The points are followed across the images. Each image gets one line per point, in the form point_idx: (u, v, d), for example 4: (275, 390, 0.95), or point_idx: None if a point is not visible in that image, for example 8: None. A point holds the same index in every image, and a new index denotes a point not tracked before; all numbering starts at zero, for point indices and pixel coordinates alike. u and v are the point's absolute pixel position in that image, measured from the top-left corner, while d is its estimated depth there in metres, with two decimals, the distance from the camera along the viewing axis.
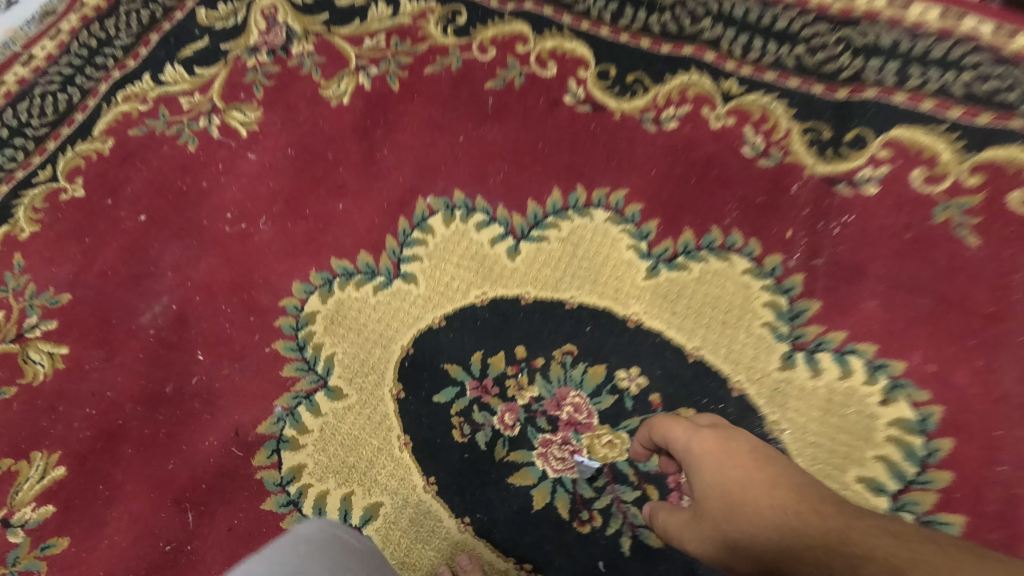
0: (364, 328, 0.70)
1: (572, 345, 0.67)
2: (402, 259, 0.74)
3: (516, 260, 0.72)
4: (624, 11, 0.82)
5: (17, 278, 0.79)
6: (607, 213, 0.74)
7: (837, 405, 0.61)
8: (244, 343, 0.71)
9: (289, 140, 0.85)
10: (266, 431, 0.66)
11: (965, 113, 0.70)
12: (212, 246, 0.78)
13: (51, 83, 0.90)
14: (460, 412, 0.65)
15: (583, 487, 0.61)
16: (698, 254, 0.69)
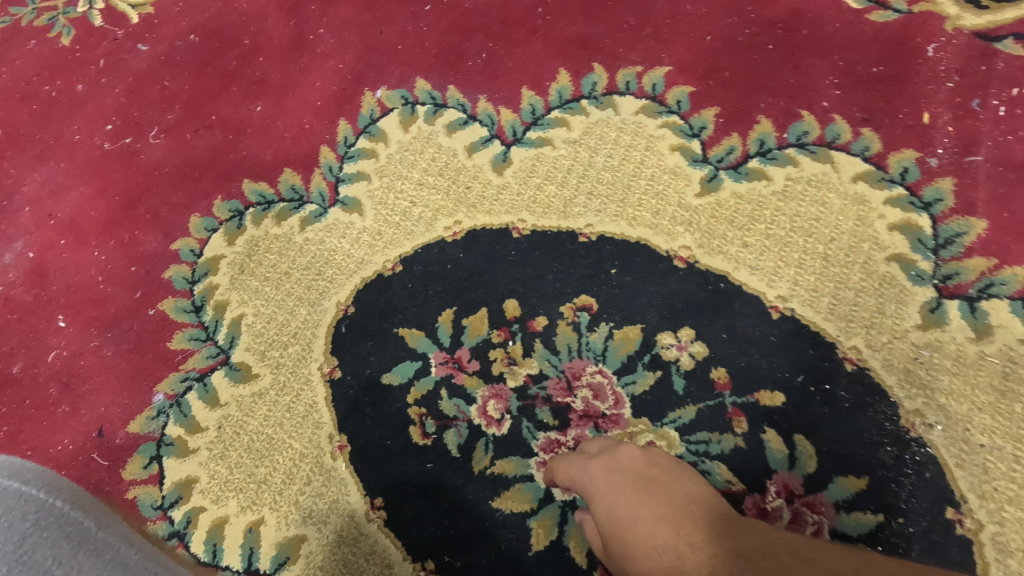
0: (283, 278, 0.48)
1: (590, 297, 0.44)
2: (341, 179, 0.51)
3: (504, 174, 0.49)
4: None
5: None
6: (638, 101, 0.50)
7: (1019, 383, 0.38)
8: (120, 303, 0.50)
9: (191, 23, 0.61)
10: (142, 430, 0.45)
11: None
12: (84, 171, 0.56)
13: None
14: (420, 402, 0.43)
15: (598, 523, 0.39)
16: (780, 156, 0.45)
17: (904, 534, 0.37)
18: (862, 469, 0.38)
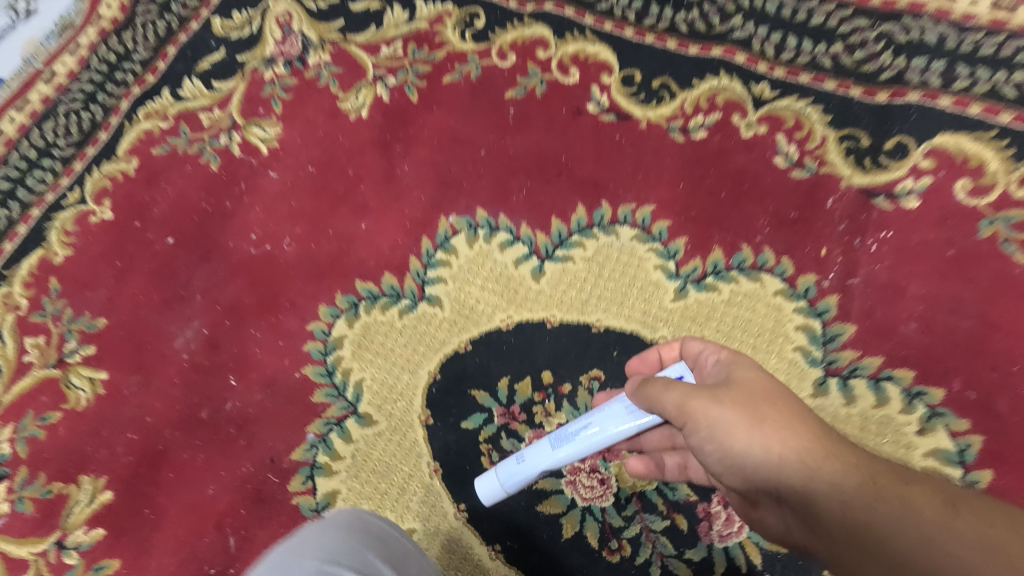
0: (391, 353, 0.71)
1: (600, 370, 0.67)
2: (426, 281, 0.74)
3: (541, 281, 0.71)
4: (649, 9, 0.83)
5: (55, 303, 0.81)
6: (633, 230, 0.72)
7: (871, 432, 0.60)
8: (273, 367, 0.72)
9: (309, 156, 0.84)
10: (299, 458, 0.68)
11: (1013, 118, 0.67)
12: (237, 268, 0.79)
13: (77, 102, 0.94)
14: (488, 439, 0.66)
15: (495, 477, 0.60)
16: (728, 275, 0.68)
17: None
18: None
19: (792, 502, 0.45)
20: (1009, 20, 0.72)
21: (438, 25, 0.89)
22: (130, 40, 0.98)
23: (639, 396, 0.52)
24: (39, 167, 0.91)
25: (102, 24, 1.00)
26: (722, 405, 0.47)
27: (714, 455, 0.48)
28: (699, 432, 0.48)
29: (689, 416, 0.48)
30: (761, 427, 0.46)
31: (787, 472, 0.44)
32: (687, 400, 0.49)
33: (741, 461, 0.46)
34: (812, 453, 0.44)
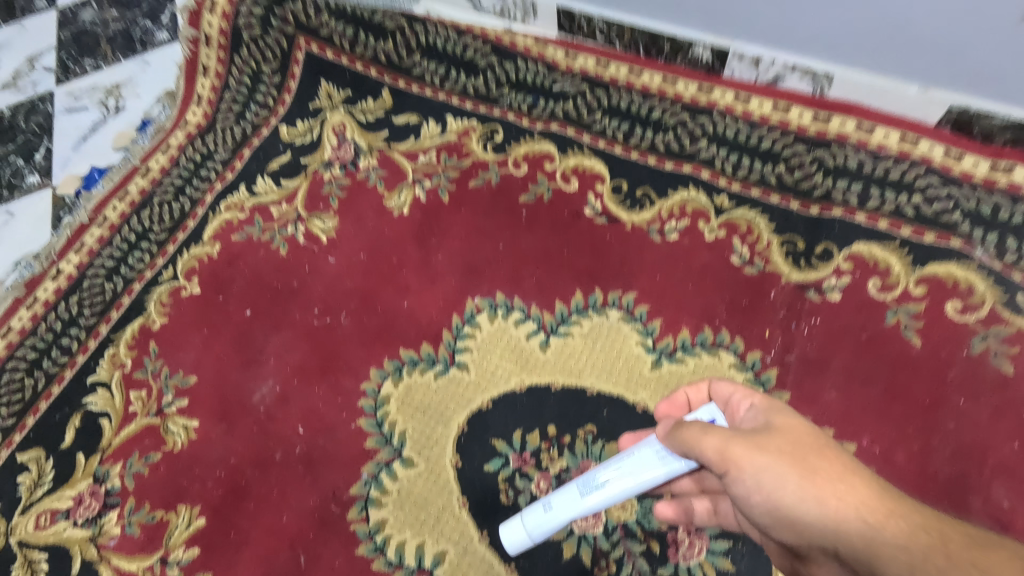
0: (428, 408, 0.89)
1: (593, 425, 0.85)
2: (456, 349, 0.93)
3: (547, 352, 0.90)
4: (634, 131, 1.06)
5: (153, 363, 1.00)
6: (620, 312, 0.92)
7: None
8: (333, 418, 0.91)
9: (361, 245, 1.05)
10: (355, 492, 0.86)
11: (911, 232, 0.89)
12: (303, 336, 0.98)
13: (169, 194, 1.16)
14: (505, 479, 0.84)
15: (522, 527, 0.72)
16: (693, 350, 0.87)
17: (741, 549, 0.77)
18: None
19: (852, 560, 0.52)
20: (912, 151, 0.95)
21: (465, 137, 1.11)
22: (212, 143, 1.20)
23: (673, 439, 0.61)
24: (137, 249, 1.11)
25: (189, 129, 1.22)
26: (769, 455, 0.56)
27: (763, 506, 0.56)
28: (749, 482, 0.56)
29: (734, 462, 0.57)
30: (810, 480, 0.54)
31: (841, 526, 0.52)
32: (729, 448, 0.57)
33: (792, 512, 0.54)
34: (869, 509, 0.51)
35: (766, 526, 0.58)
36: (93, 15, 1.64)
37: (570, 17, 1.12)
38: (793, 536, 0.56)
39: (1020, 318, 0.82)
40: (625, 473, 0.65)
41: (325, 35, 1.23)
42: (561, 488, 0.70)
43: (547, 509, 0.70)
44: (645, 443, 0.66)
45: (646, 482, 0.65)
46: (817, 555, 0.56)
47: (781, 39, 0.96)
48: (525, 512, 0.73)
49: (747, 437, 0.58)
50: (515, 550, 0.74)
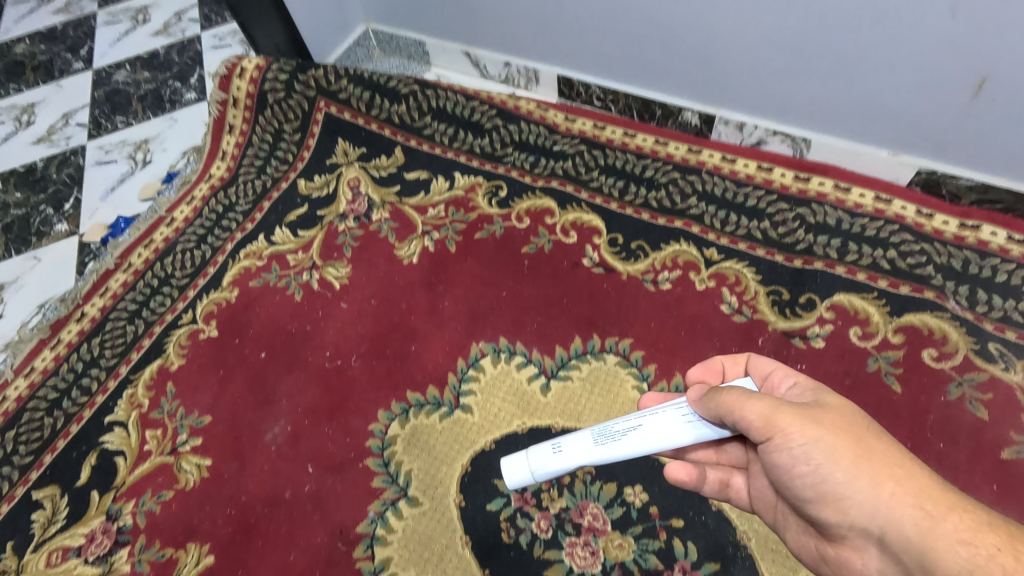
0: (433, 448, 0.93)
1: (591, 466, 0.89)
2: (461, 392, 0.97)
3: (548, 395, 0.95)
4: (629, 188, 1.14)
5: (170, 403, 1.04)
6: (617, 357, 0.97)
7: None
8: (342, 457, 0.95)
9: (372, 291, 1.11)
10: (362, 530, 0.88)
11: (887, 284, 0.95)
12: (315, 378, 1.03)
13: (192, 242, 1.23)
14: (507, 518, 0.87)
15: (525, 463, 0.71)
16: None
17: None
18: (719, 558, 0.81)
19: (899, 547, 0.51)
20: (886, 209, 1.02)
21: (471, 193, 1.19)
22: (234, 195, 1.28)
23: (707, 402, 0.61)
24: (159, 294, 1.17)
25: (213, 182, 1.31)
26: (823, 428, 0.55)
27: (810, 478, 0.56)
28: (797, 452, 0.56)
29: (779, 430, 0.56)
30: (866, 461, 0.54)
31: (895, 512, 0.51)
32: (775, 415, 0.57)
33: (839, 489, 0.54)
34: (929, 500, 0.51)
35: (805, 499, 0.57)
36: (127, 76, 1.77)
37: (570, 83, 1.34)
38: (833, 515, 0.55)
39: (992, 365, 0.87)
40: (645, 432, 0.64)
41: (342, 97, 1.34)
42: (574, 432, 0.69)
43: (555, 451, 0.69)
44: (671, 405, 0.65)
45: (668, 444, 0.63)
46: (855, 539, 0.55)
47: (764, 108, 1.11)
48: (531, 449, 0.71)
49: (800, 410, 0.57)
50: (512, 484, 0.72)
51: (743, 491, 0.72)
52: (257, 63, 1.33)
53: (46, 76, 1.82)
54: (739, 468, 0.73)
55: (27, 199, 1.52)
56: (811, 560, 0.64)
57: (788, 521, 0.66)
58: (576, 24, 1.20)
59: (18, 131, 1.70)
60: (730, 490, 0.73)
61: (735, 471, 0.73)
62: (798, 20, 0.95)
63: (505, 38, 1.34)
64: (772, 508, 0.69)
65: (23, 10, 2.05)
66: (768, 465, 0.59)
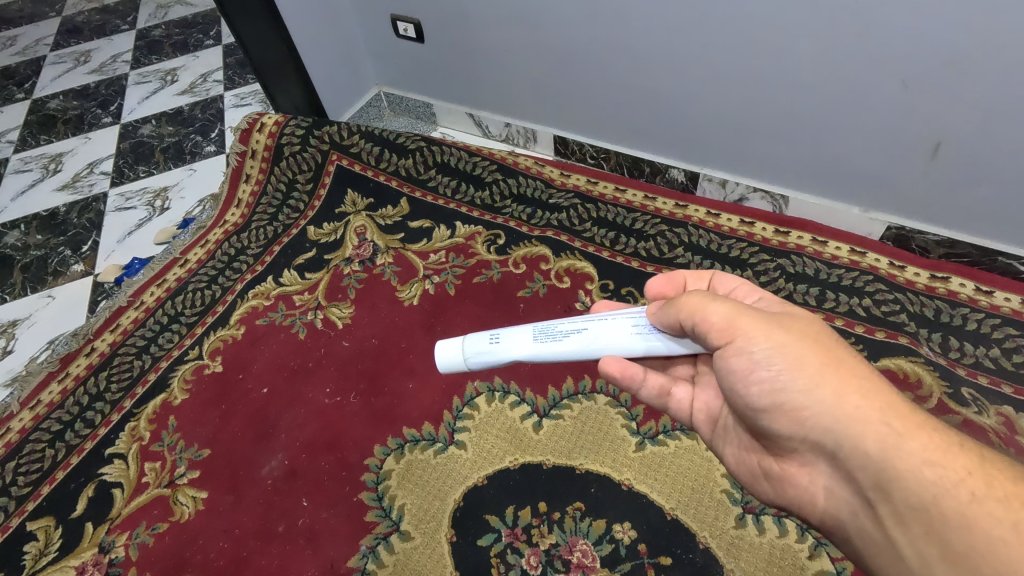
0: (427, 484, 0.95)
1: (581, 502, 0.91)
2: (456, 428, 1.00)
3: (540, 433, 0.98)
4: (619, 239, 1.21)
5: (170, 436, 1.07)
6: (607, 397, 1.00)
7: (776, 557, 0.83)
8: (337, 491, 0.96)
9: (373, 331, 1.15)
10: (354, 563, 0.89)
11: (863, 330, 1.00)
12: (315, 413, 1.06)
13: (203, 282, 1.28)
14: (497, 553, 0.88)
15: (458, 349, 0.71)
16: (673, 434, 0.95)
17: None
18: None
19: (855, 464, 0.53)
20: (861, 260, 1.09)
21: (471, 241, 1.26)
22: (246, 240, 1.35)
23: (667, 311, 0.63)
24: (168, 330, 1.22)
25: (227, 227, 1.38)
26: (789, 334, 0.58)
27: (768, 383, 0.58)
28: (758, 355, 0.58)
29: (741, 332, 0.59)
30: (831, 370, 0.55)
31: (859, 426, 0.52)
32: (736, 317, 0.60)
33: (798, 399, 0.56)
34: (897, 418, 0.51)
35: (759, 408, 0.60)
36: (152, 129, 1.89)
37: (566, 143, 1.45)
38: (789, 425, 0.57)
39: (965, 409, 0.91)
40: (588, 335, 0.67)
41: (354, 151, 1.44)
42: (515, 327, 0.71)
43: (492, 341, 0.70)
44: (622, 315, 0.68)
45: (608, 349, 0.67)
46: (807, 454, 0.59)
47: (745, 168, 1.23)
48: (469, 336, 0.72)
49: (768, 317, 0.60)
50: (441, 368, 0.73)
51: (684, 401, 0.76)
52: (276, 120, 1.44)
53: (76, 129, 1.94)
54: (685, 380, 0.77)
55: (47, 241, 1.60)
56: (748, 474, 0.70)
57: (729, 436, 0.72)
58: (570, 89, 1.32)
59: (45, 178, 1.79)
60: (671, 399, 0.76)
61: (680, 382, 0.77)
62: (774, 82, 1.05)
63: (505, 102, 1.46)
64: (714, 422, 0.74)
65: (60, 70, 2.20)
66: (725, 374, 0.61)
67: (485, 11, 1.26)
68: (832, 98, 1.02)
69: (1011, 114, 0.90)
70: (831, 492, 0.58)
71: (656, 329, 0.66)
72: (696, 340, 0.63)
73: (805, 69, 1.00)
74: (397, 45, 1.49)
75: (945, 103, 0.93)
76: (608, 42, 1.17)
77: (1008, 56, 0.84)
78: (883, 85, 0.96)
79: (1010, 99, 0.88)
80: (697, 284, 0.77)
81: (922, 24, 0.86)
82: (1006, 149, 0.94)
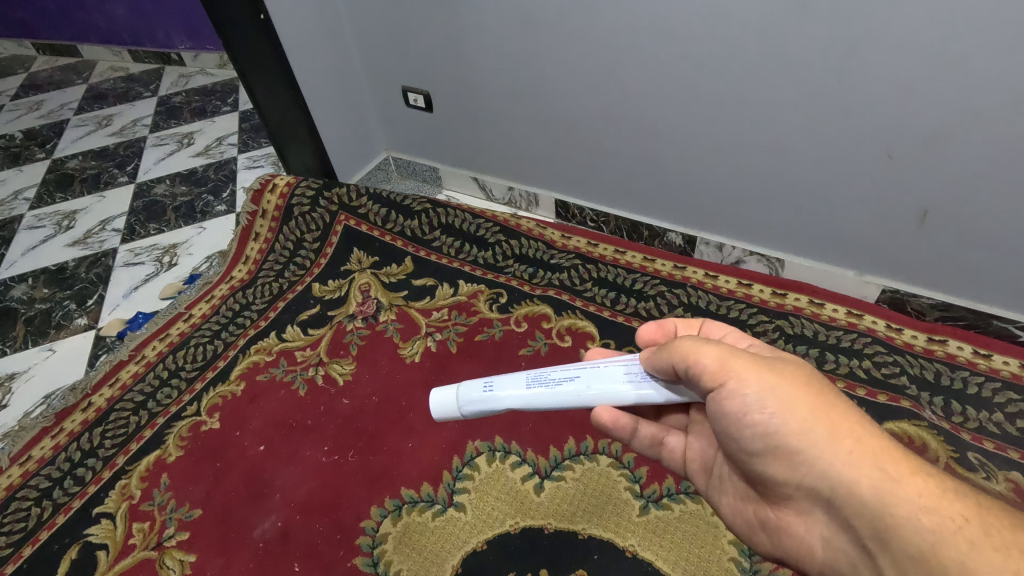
0: (424, 549, 0.92)
1: (583, 569, 0.88)
2: (455, 490, 0.98)
3: (541, 494, 0.96)
4: (620, 298, 1.23)
5: (162, 495, 1.04)
6: (610, 458, 0.99)
7: None
8: (331, 556, 0.93)
9: (374, 389, 1.15)
10: None
11: (865, 392, 1.00)
12: (312, 472, 1.04)
13: (206, 337, 1.29)
14: None
15: (453, 395, 0.71)
16: (678, 497, 0.93)
17: None
18: None
19: (850, 511, 0.51)
20: (858, 322, 1.11)
21: (473, 299, 1.28)
22: (252, 295, 1.37)
23: (661, 353, 0.61)
24: (167, 385, 1.21)
25: (233, 282, 1.41)
26: (780, 378, 0.56)
27: (761, 427, 0.56)
28: (750, 398, 0.56)
29: (734, 374, 0.57)
30: (823, 415, 0.54)
31: (852, 471, 0.51)
32: (728, 359, 0.58)
33: (792, 443, 0.55)
34: (891, 462, 0.51)
35: (754, 453, 0.58)
36: (165, 189, 1.95)
37: (566, 207, 1.50)
38: (784, 469, 0.56)
39: (974, 475, 0.89)
40: (581, 383, 0.66)
41: (362, 212, 1.48)
42: (509, 374, 0.70)
43: (486, 389, 0.70)
44: (615, 362, 0.67)
45: (603, 397, 0.66)
46: (802, 501, 0.57)
47: (741, 233, 1.27)
48: (464, 384, 0.72)
49: (761, 360, 0.58)
50: (436, 416, 0.73)
51: (677, 450, 0.76)
52: (288, 182, 1.50)
53: (91, 188, 2.00)
54: (678, 429, 0.77)
55: (53, 295, 1.61)
56: (745, 527, 0.67)
57: (724, 485, 0.70)
58: (572, 157, 1.38)
59: (57, 234, 1.83)
60: (663, 448, 0.76)
61: (672, 431, 0.77)
62: (766, 150, 1.10)
63: (509, 168, 1.52)
64: (709, 471, 0.72)
65: (81, 133, 2.30)
66: (718, 416, 0.59)
67: (492, 83, 1.34)
68: (819, 165, 1.07)
69: (991, 183, 0.94)
70: (828, 542, 0.56)
71: (649, 376, 0.65)
72: (688, 384, 0.61)
73: (795, 139, 1.06)
74: (407, 114, 1.57)
75: (929, 173, 0.98)
76: (610, 112, 1.23)
77: (986, 130, 0.89)
78: (869, 155, 1.01)
79: (990, 169, 0.93)
80: (688, 332, 0.76)
81: (903, 100, 0.92)
82: (991, 216, 0.98)
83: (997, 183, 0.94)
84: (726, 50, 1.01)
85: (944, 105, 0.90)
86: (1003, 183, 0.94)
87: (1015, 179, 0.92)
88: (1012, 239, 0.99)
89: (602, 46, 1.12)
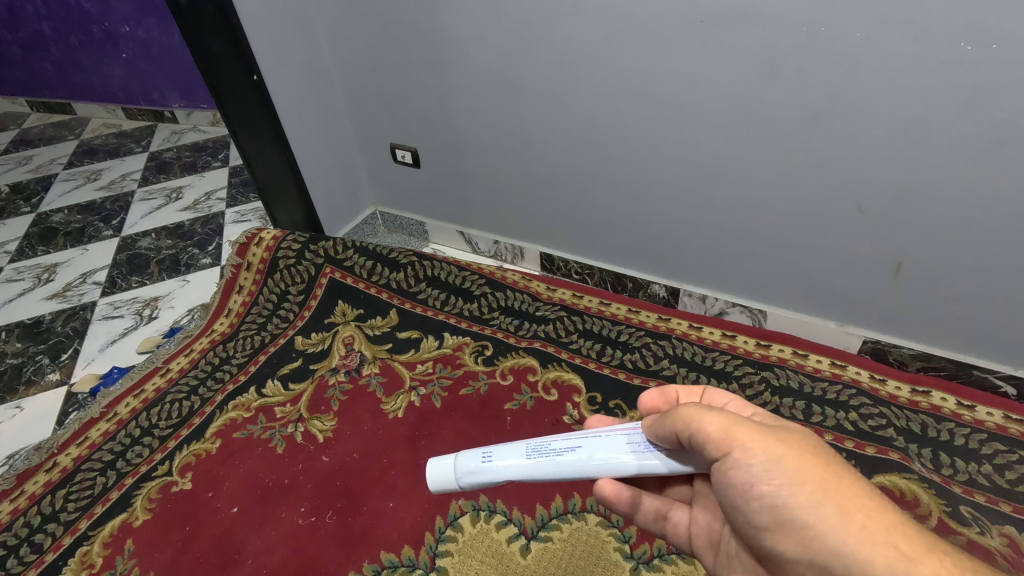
0: None
1: None
2: (437, 553, 0.94)
3: (527, 557, 0.92)
4: (606, 351, 1.23)
5: (125, 562, 0.98)
6: (598, 516, 0.96)
7: None
8: None
9: (355, 446, 1.11)
10: None
11: (854, 445, 1.00)
12: (286, 536, 0.99)
13: (182, 393, 1.25)
14: None
15: (450, 466, 0.70)
16: (668, 558, 0.90)
17: None
18: None
19: None
20: (842, 373, 1.11)
21: (458, 351, 1.27)
22: (232, 349, 1.34)
23: (663, 422, 0.60)
24: (139, 444, 1.16)
25: (214, 336, 1.38)
26: (786, 448, 0.55)
27: (769, 499, 0.54)
28: (756, 469, 0.54)
29: (738, 444, 0.55)
30: (832, 488, 0.52)
31: (866, 551, 0.49)
32: (733, 428, 0.56)
33: (799, 516, 0.52)
34: (906, 541, 0.49)
35: (761, 527, 0.56)
36: (150, 242, 1.95)
37: (550, 259, 1.52)
38: (794, 544, 0.53)
39: (968, 529, 0.88)
40: (583, 453, 0.64)
41: (347, 265, 1.49)
42: (509, 443, 0.69)
43: (484, 459, 0.68)
44: (617, 432, 0.66)
45: (607, 469, 0.64)
46: None
47: (722, 285, 1.29)
48: (463, 453, 0.71)
49: (764, 429, 0.57)
50: (433, 488, 0.71)
51: (681, 525, 0.73)
52: (274, 235, 1.50)
53: (75, 241, 1.99)
54: (683, 503, 0.74)
55: (26, 349, 1.57)
56: None
57: (732, 564, 0.66)
58: (555, 211, 1.41)
59: (35, 287, 1.81)
60: (667, 523, 0.74)
61: (676, 504, 0.74)
62: (742, 206, 1.14)
63: (494, 223, 1.55)
64: (716, 548, 0.69)
65: (69, 187, 2.31)
66: (722, 487, 0.57)
67: (477, 142, 1.38)
68: (795, 220, 1.11)
69: (960, 237, 0.98)
70: None
71: (652, 446, 0.63)
72: (693, 453, 0.60)
73: (770, 194, 1.10)
74: (395, 170, 1.61)
75: (900, 227, 1.02)
76: (592, 169, 1.27)
77: (950, 188, 0.94)
78: (842, 210, 1.05)
79: (957, 224, 0.97)
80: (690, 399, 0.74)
81: (870, 158, 0.97)
82: (963, 268, 1.01)
83: (965, 237, 0.97)
84: (700, 113, 1.06)
85: (910, 164, 0.94)
86: (971, 238, 0.97)
87: (982, 232, 0.96)
88: (984, 291, 1.02)
89: (583, 107, 1.17)
